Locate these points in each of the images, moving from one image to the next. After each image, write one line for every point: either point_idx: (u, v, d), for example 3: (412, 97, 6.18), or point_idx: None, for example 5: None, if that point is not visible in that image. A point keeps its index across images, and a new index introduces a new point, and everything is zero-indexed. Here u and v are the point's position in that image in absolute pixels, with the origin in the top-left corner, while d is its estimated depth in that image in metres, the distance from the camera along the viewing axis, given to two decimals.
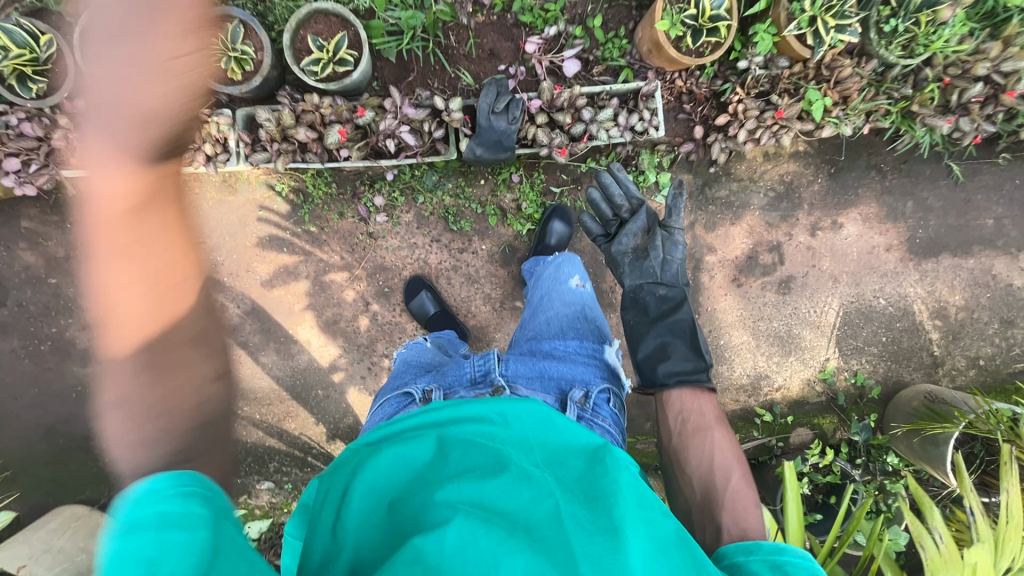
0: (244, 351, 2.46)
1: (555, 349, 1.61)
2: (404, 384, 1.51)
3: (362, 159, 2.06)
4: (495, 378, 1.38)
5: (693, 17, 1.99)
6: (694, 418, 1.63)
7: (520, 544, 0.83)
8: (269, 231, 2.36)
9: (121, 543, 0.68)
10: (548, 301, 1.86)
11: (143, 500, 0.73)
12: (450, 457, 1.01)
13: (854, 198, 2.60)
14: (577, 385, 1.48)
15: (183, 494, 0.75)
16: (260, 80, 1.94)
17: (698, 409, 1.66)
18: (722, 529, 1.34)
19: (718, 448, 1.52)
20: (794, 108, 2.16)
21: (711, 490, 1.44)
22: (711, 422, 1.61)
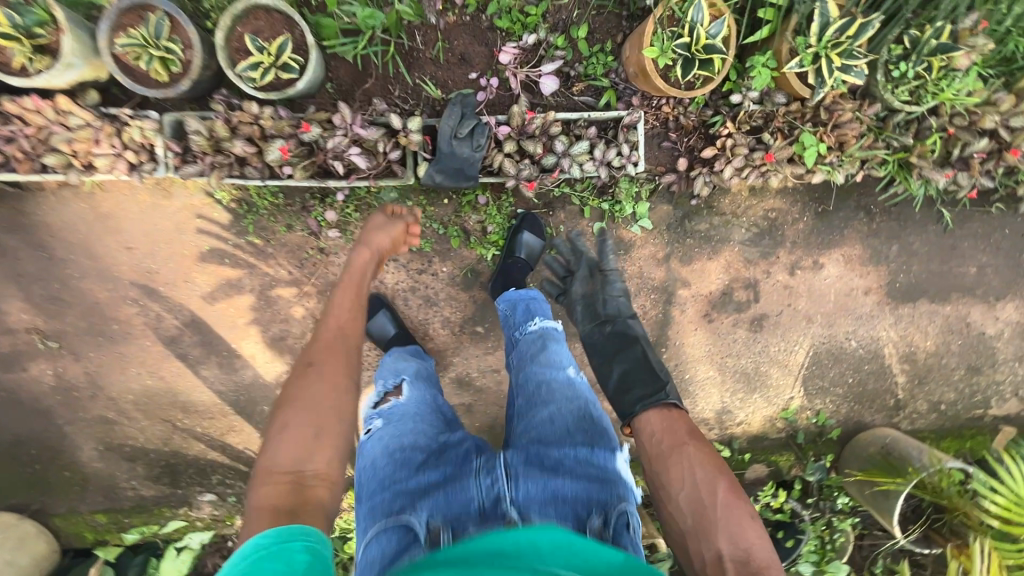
0: (183, 364, 2.31)
1: (563, 461, 1.39)
2: (396, 501, 1.33)
3: (308, 179, 1.84)
4: (507, 512, 1.27)
5: (686, 45, 1.77)
6: (668, 434, 1.56)
7: None
8: (208, 241, 2.16)
9: (273, 549, 1.00)
10: (546, 391, 1.61)
11: (287, 532, 1.04)
12: (481, 567, 0.93)
13: (838, 238, 2.47)
14: (594, 508, 1.31)
15: (308, 541, 1.04)
16: (187, 84, 1.69)
17: (671, 423, 1.61)
18: (722, 551, 1.28)
19: (697, 462, 1.45)
20: (786, 150, 1.99)
21: (699, 509, 1.36)
22: (685, 437, 1.55)
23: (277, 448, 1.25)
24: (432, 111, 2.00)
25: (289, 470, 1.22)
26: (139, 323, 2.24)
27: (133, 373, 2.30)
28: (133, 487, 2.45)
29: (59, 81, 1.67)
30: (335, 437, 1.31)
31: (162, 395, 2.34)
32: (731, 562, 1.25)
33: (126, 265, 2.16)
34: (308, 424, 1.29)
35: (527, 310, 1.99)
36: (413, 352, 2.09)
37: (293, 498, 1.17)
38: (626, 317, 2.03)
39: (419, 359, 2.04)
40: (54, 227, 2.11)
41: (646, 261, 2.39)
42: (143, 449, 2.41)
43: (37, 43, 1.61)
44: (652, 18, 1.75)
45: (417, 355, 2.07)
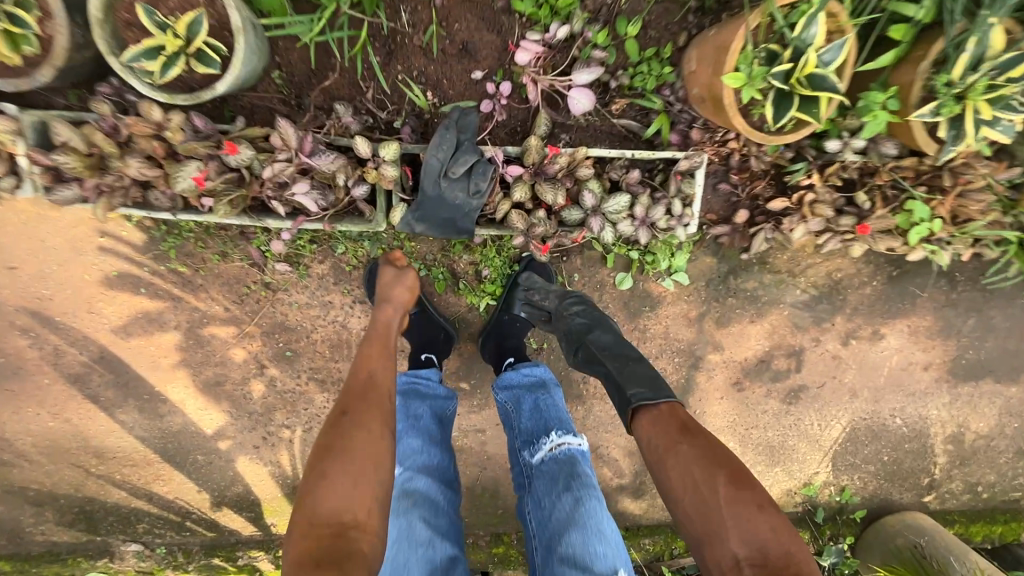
0: (93, 407, 1.86)
1: None
2: None
3: (237, 216, 1.32)
4: None
5: (783, 72, 1.23)
6: (655, 435, 1.24)
7: None
8: (116, 264, 1.66)
9: None
10: None
11: None
12: None
13: (908, 307, 2.03)
14: None
15: None
16: (49, 75, 1.15)
17: (658, 416, 1.27)
18: (739, 557, 1.03)
19: (694, 462, 1.15)
20: (885, 220, 1.50)
21: (707, 519, 1.09)
22: (675, 432, 1.22)
23: (317, 495, 1.01)
24: (416, 123, 1.45)
25: (330, 519, 0.99)
26: (33, 357, 1.77)
27: (32, 413, 1.86)
28: (41, 532, 2.07)
29: None
30: (379, 482, 1.07)
31: (69, 439, 1.91)
32: (750, 568, 1.01)
33: (10, 288, 1.68)
34: (349, 467, 1.05)
35: (546, 419, 1.51)
36: (424, 430, 1.49)
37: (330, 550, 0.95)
38: (583, 329, 1.55)
39: (441, 481, 1.42)
40: None
41: (675, 320, 1.94)
42: (51, 493, 2.02)
43: None
44: (743, 29, 1.20)
45: (440, 423, 1.56)
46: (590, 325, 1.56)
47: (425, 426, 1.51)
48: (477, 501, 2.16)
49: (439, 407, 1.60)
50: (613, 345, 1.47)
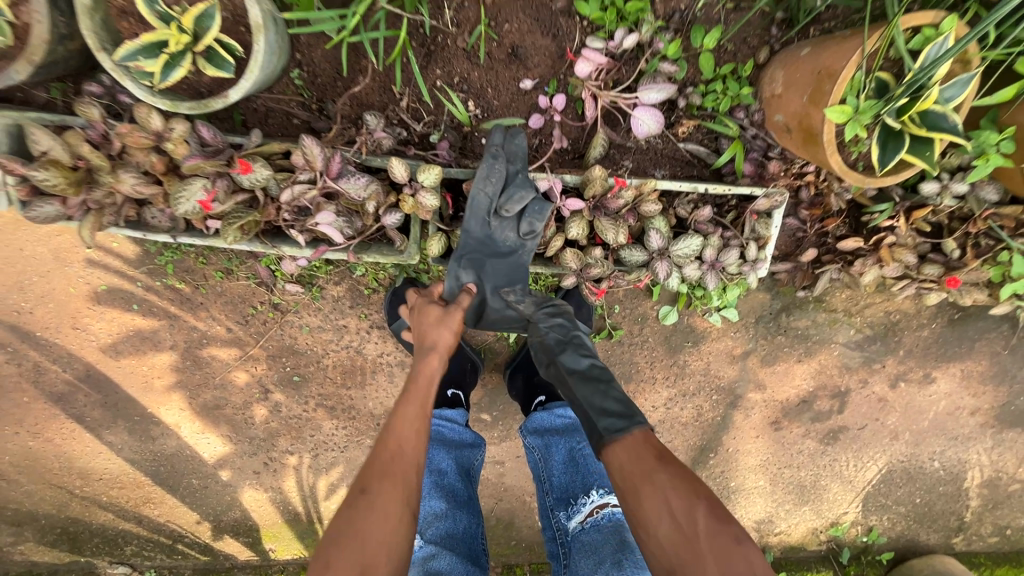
0: (77, 427, 1.69)
1: None
2: None
3: (248, 241, 1.13)
4: None
5: (896, 108, 1.06)
6: (622, 465, 0.95)
7: None
8: (106, 278, 1.47)
9: None
10: None
11: None
12: None
13: (964, 351, 1.89)
14: None
15: None
16: (22, 73, 0.94)
17: (630, 445, 0.97)
18: None
19: (674, 494, 0.90)
20: (975, 271, 1.35)
21: (684, 559, 0.85)
22: (650, 464, 0.93)
23: None
24: (455, 138, 1.27)
25: None
26: (11, 373, 1.59)
27: (9, 432, 1.69)
28: (21, 552, 1.92)
29: None
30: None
31: (51, 460, 1.75)
32: None
33: None
34: (359, 557, 0.82)
35: (584, 474, 1.37)
36: (449, 491, 1.36)
37: None
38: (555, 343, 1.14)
39: (467, 556, 1.25)
40: None
41: (717, 356, 1.79)
42: (31, 513, 1.85)
43: None
44: (855, 56, 1.01)
45: (467, 479, 1.43)
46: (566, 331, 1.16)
47: (449, 486, 1.37)
48: (492, 534, 2.03)
49: (465, 459, 1.47)
50: (590, 363, 1.10)
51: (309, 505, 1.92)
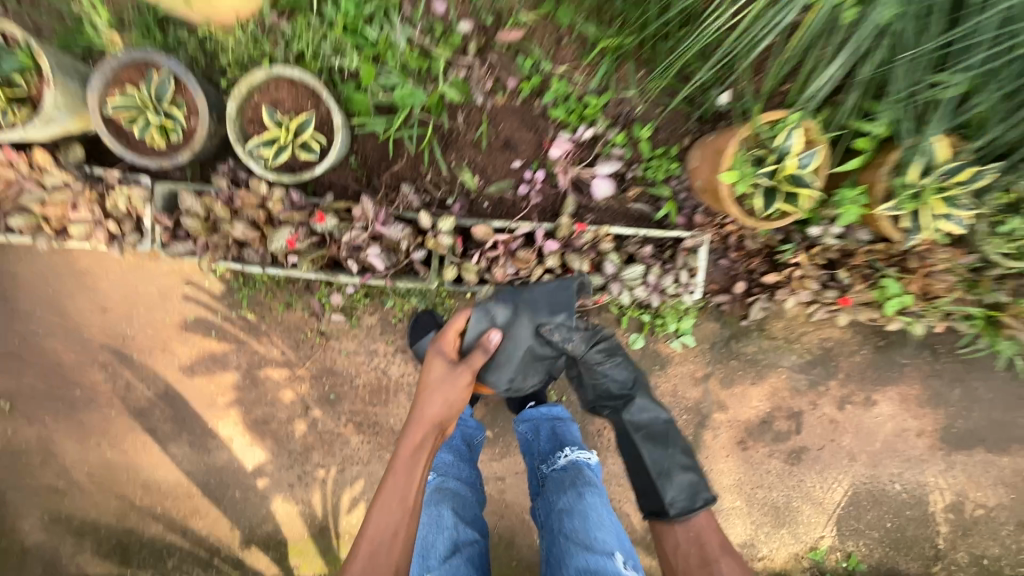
0: (149, 439, 2.04)
1: None
2: None
3: (315, 271, 1.59)
4: None
5: (770, 172, 1.53)
6: (692, 546, 1.45)
7: None
8: (195, 310, 1.90)
9: None
10: None
11: None
12: None
13: (897, 375, 2.21)
14: None
15: None
16: (186, 156, 1.44)
17: (699, 526, 1.48)
18: None
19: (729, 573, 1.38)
20: (863, 294, 1.75)
21: None
22: (715, 551, 1.43)
23: None
24: (465, 202, 1.75)
25: None
26: (105, 390, 1.97)
27: (92, 444, 2.03)
28: (77, 564, 2.17)
29: (36, 135, 1.43)
30: None
31: (122, 470, 2.07)
32: None
33: (97, 327, 1.90)
34: None
35: (561, 440, 1.73)
36: (454, 448, 1.76)
37: None
38: (619, 404, 1.65)
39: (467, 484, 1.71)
40: (20, 278, 1.84)
41: (683, 379, 2.13)
42: (94, 523, 2.13)
43: (17, 94, 1.38)
44: (735, 138, 1.51)
45: (468, 448, 1.81)
46: (627, 397, 1.64)
47: (455, 446, 1.77)
48: (494, 550, 2.25)
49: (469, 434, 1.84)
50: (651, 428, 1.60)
51: (334, 519, 2.18)
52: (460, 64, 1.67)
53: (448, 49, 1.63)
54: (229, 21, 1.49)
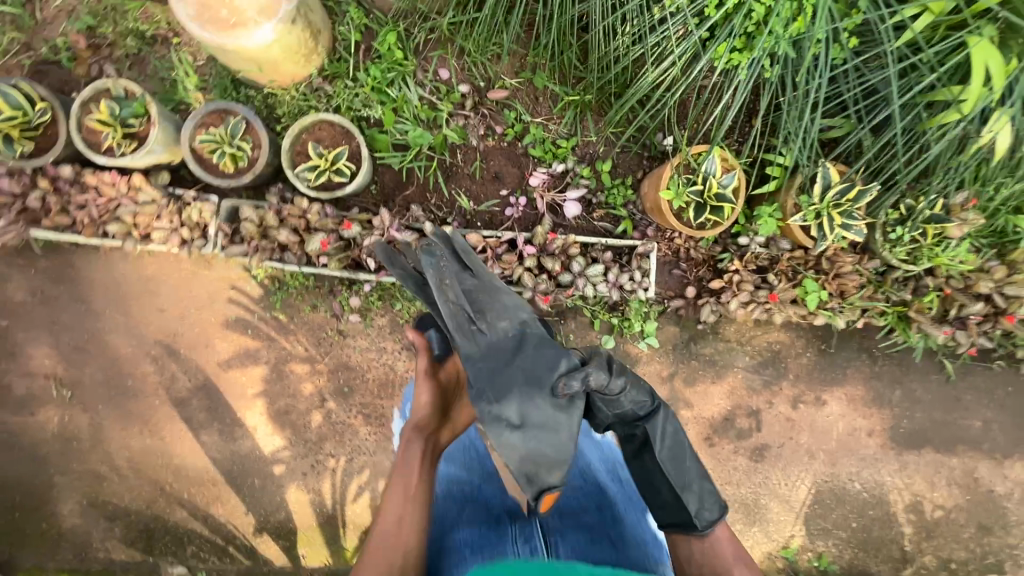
0: (185, 427, 2.34)
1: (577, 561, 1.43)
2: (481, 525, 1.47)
3: (340, 270, 2.00)
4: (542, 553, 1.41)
5: (699, 191, 1.96)
6: (704, 553, 1.39)
7: None
8: (236, 311, 2.28)
9: None
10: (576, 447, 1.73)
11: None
12: None
13: (842, 377, 2.50)
14: None
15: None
16: (249, 177, 1.89)
17: (717, 538, 1.39)
18: None
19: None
20: (789, 292, 2.12)
21: None
22: (729, 557, 1.38)
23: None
24: (462, 221, 2.17)
25: None
26: (153, 381, 2.30)
27: (135, 431, 2.33)
28: (105, 550, 2.37)
29: (137, 163, 1.89)
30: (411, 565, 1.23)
31: (158, 456, 2.35)
32: None
33: (153, 325, 2.27)
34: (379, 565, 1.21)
35: None
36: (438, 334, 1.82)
37: None
38: (644, 424, 1.40)
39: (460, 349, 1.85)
40: (94, 283, 2.23)
41: (651, 378, 2.43)
42: (125, 509, 2.37)
43: (128, 129, 1.85)
44: (670, 165, 1.95)
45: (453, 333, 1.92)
46: (650, 415, 1.40)
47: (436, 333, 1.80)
48: None
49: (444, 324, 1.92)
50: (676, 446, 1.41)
51: (341, 507, 2.42)
52: (458, 115, 2.15)
53: (450, 104, 2.13)
54: (287, 82, 2.02)
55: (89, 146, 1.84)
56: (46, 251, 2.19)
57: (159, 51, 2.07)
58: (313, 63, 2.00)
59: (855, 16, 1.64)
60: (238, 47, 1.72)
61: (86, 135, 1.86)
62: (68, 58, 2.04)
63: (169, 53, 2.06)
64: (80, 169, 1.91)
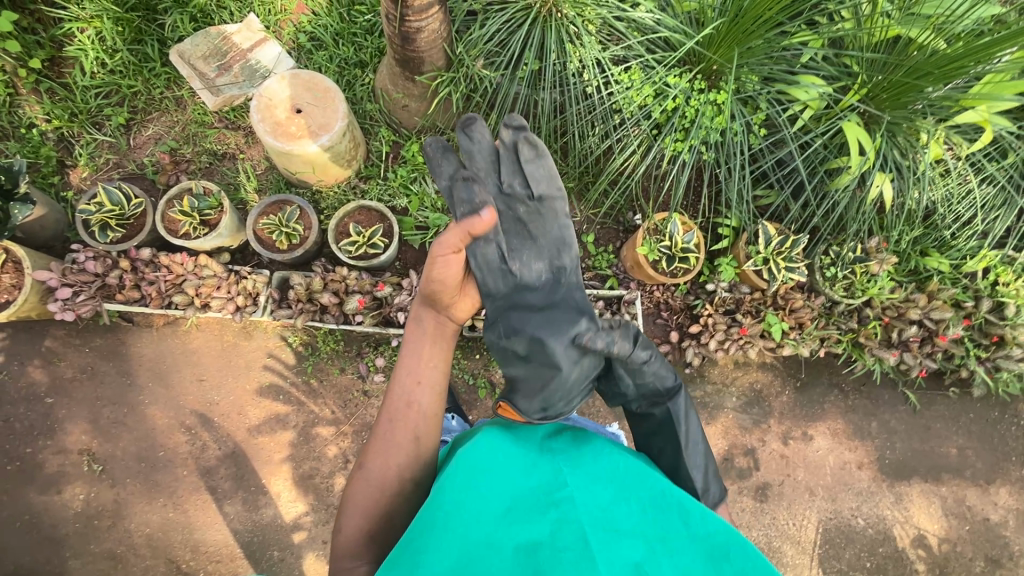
0: (209, 497, 2.39)
1: None
2: None
3: (373, 325, 2.34)
4: None
5: (668, 246, 2.43)
6: None
7: (618, 536, 1.10)
8: (270, 377, 2.49)
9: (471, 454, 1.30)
10: None
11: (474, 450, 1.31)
12: (592, 510, 1.16)
13: (820, 411, 2.76)
14: None
15: (487, 451, 1.32)
16: (301, 252, 2.29)
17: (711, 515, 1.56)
18: None
19: None
20: (756, 326, 2.51)
21: None
22: None
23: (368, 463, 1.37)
24: None
25: (385, 471, 1.36)
26: (184, 451, 2.42)
27: (159, 504, 2.37)
28: None
29: (207, 245, 2.26)
30: (419, 434, 1.42)
31: (179, 531, 2.36)
32: None
33: (192, 395, 2.45)
34: (388, 440, 1.39)
35: None
36: None
37: (392, 489, 1.36)
38: (666, 403, 1.58)
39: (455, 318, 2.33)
40: (142, 357, 2.45)
41: None
42: None
43: (204, 218, 2.26)
44: (642, 229, 2.41)
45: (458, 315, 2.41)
46: (672, 393, 1.59)
47: None
48: None
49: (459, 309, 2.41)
50: (694, 431, 1.56)
51: None
52: None
53: None
54: (331, 183, 2.53)
55: (169, 232, 2.25)
56: (102, 329, 2.45)
57: (228, 164, 2.59)
58: (354, 167, 2.53)
59: (760, 112, 2.27)
60: (300, 152, 2.21)
61: (167, 223, 2.27)
62: (153, 171, 2.54)
63: (236, 165, 2.58)
64: (155, 252, 2.27)
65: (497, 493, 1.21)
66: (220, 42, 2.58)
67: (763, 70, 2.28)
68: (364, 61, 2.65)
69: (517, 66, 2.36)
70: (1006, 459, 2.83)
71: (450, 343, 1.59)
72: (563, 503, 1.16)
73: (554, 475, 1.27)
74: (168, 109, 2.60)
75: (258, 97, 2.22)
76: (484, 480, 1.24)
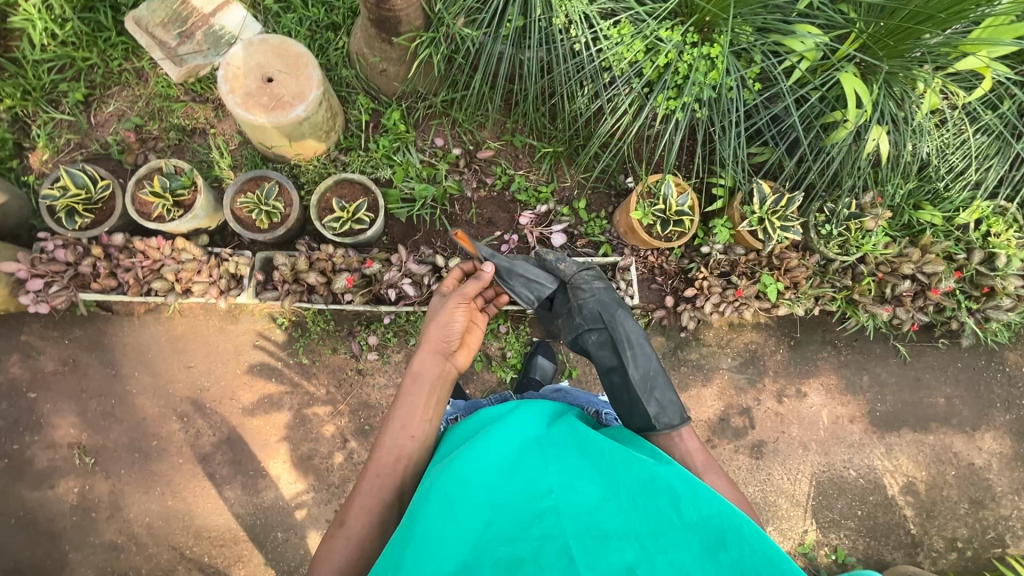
0: (208, 483, 2.37)
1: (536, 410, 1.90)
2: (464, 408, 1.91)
3: (364, 304, 2.28)
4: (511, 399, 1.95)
5: (661, 210, 2.37)
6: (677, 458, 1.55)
7: (605, 541, 1.03)
8: (261, 360, 2.43)
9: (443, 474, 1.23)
10: None
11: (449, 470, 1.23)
12: (577, 517, 1.09)
13: (814, 368, 2.79)
14: None
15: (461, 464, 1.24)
16: (283, 230, 2.19)
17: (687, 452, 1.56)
18: None
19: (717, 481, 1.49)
20: (752, 288, 2.48)
21: None
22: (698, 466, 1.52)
23: (347, 520, 1.32)
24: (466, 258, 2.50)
25: (366, 529, 1.32)
26: (179, 439, 2.37)
27: (157, 493, 2.34)
28: None
29: (183, 227, 2.16)
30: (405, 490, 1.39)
31: (181, 518, 2.34)
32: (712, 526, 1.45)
33: (182, 382, 2.39)
34: (372, 497, 1.35)
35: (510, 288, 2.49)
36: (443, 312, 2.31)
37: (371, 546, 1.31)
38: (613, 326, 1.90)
39: None
40: (126, 345, 2.37)
41: None
42: None
43: (177, 199, 2.13)
44: (634, 194, 2.36)
45: None
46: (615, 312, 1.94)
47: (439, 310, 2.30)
48: None
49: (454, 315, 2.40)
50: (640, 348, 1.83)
51: None
52: (454, 172, 2.56)
53: (446, 164, 2.53)
54: (310, 156, 2.41)
55: (142, 215, 2.13)
56: (81, 320, 2.36)
57: (199, 140, 2.45)
58: (332, 139, 2.41)
59: (754, 66, 2.18)
60: (274, 125, 2.09)
61: (138, 207, 2.15)
62: (118, 150, 2.39)
63: (207, 141, 2.44)
64: (128, 236, 2.16)
65: (476, 511, 1.14)
66: (179, 7, 2.38)
67: (757, 19, 2.18)
68: (336, 23, 2.49)
69: (501, 22, 2.23)
70: (991, 406, 2.90)
71: (447, 395, 1.58)
72: (547, 515, 1.09)
73: (537, 478, 1.20)
74: (128, 83, 2.44)
75: (224, 67, 2.07)
76: (463, 492, 1.17)
